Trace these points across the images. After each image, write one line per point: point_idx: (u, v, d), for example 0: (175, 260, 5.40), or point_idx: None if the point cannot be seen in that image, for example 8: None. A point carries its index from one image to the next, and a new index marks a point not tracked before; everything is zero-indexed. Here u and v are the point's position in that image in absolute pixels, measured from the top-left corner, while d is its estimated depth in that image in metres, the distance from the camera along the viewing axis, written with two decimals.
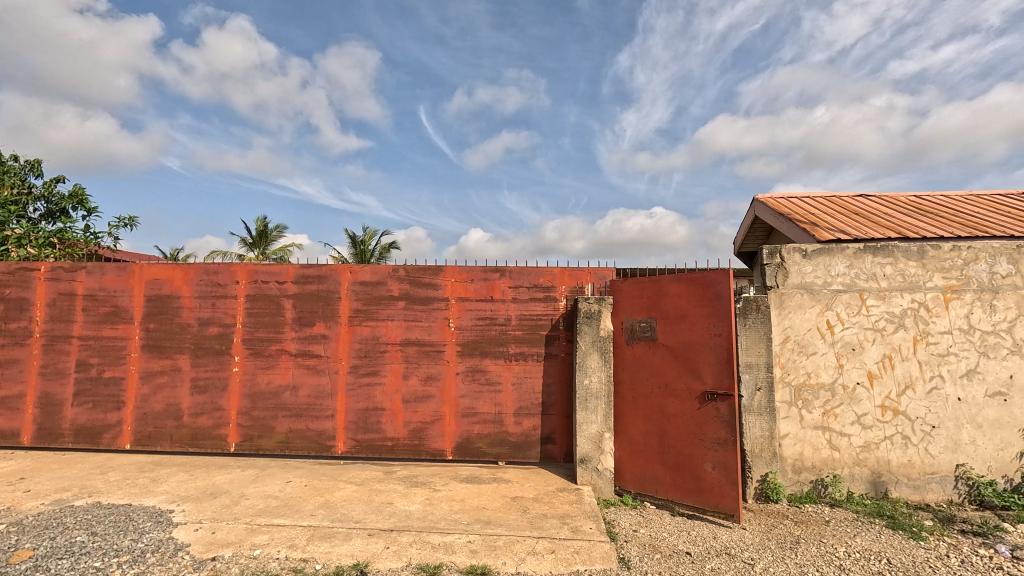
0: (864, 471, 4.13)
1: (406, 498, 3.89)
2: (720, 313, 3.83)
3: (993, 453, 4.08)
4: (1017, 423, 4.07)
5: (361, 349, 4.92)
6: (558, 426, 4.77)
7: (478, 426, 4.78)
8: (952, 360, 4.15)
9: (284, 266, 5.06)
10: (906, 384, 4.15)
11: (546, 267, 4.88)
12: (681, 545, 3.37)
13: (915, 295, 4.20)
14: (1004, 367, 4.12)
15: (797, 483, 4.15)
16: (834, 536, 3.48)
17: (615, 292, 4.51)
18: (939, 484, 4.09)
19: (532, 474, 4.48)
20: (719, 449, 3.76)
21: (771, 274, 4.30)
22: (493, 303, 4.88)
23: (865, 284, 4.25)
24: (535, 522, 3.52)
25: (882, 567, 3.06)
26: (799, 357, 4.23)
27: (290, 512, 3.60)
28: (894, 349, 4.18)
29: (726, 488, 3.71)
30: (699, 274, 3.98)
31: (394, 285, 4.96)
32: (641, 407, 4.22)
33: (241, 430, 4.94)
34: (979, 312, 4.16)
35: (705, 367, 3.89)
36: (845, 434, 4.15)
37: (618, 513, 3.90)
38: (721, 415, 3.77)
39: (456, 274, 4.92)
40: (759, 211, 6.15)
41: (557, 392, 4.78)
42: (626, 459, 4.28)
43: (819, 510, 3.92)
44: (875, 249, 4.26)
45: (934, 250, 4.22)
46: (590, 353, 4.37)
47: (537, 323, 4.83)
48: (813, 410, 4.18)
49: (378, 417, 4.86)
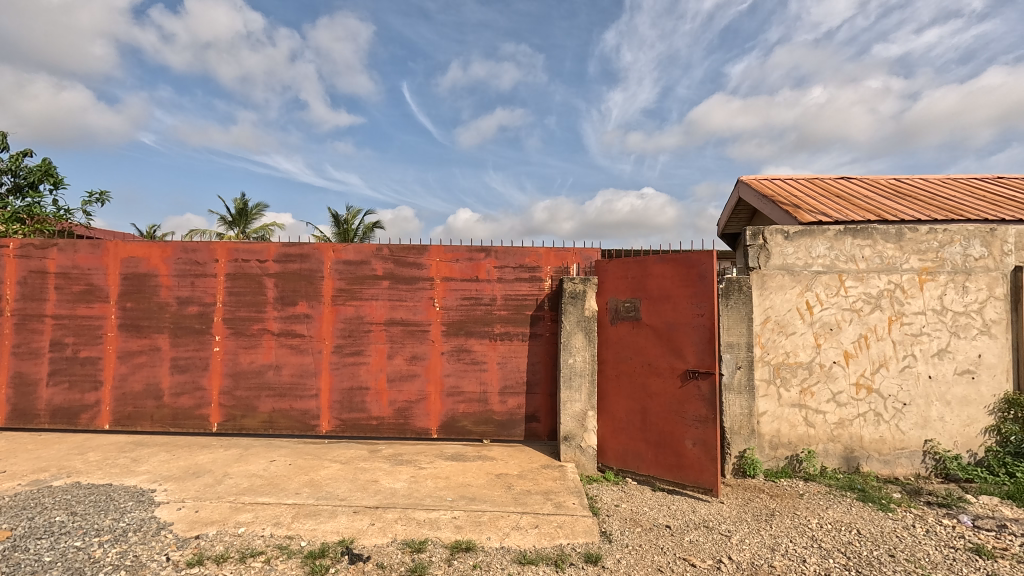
0: (838, 447, 4.27)
1: (391, 476, 3.92)
2: (702, 293, 3.88)
3: (960, 429, 4.23)
4: (983, 400, 4.23)
5: (345, 329, 4.88)
6: (542, 405, 4.81)
7: (463, 405, 4.81)
8: (924, 340, 4.27)
9: (265, 245, 4.96)
10: (880, 363, 4.27)
11: (532, 247, 4.86)
12: (661, 518, 3.46)
13: (892, 277, 4.30)
14: (974, 346, 4.26)
15: (773, 458, 4.28)
16: (807, 508, 3.61)
17: (600, 273, 4.53)
18: (908, 458, 4.24)
19: (516, 452, 4.53)
20: (700, 427, 3.84)
21: (753, 256, 4.36)
22: (479, 283, 4.86)
23: (844, 266, 4.32)
24: (520, 498, 3.57)
25: (851, 538, 3.19)
26: (779, 337, 4.32)
27: (275, 491, 3.61)
28: (871, 329, 4.29)
29: (705, 463, 3.81)
30: (683, 255, 4.00)
31: (378, 264, 4.91)
32: (624, 385, 4.28)
33: (223, 409, 4.90)
34: (952, 293, 4.27)
35: (688, 346, 3.94)
36: (820, 411, 4.27)
37: (601, 489, 3.97)
38: (702, 393, 3.85)
39: (441, 254, 4.89)
40: (743, 192, 6.20)
41: (542, 371, 4.81)
42: (609, 438, 4.35)
43: (793, 484, 4.06)
44: (855, 232, 4.33)
45: (911, 232, 4.31)
46: (575, 333, 4.39)
47: (523, 303, 4.84)
48: (791, 388, 4.29)
49: (362, 396, 4.85)
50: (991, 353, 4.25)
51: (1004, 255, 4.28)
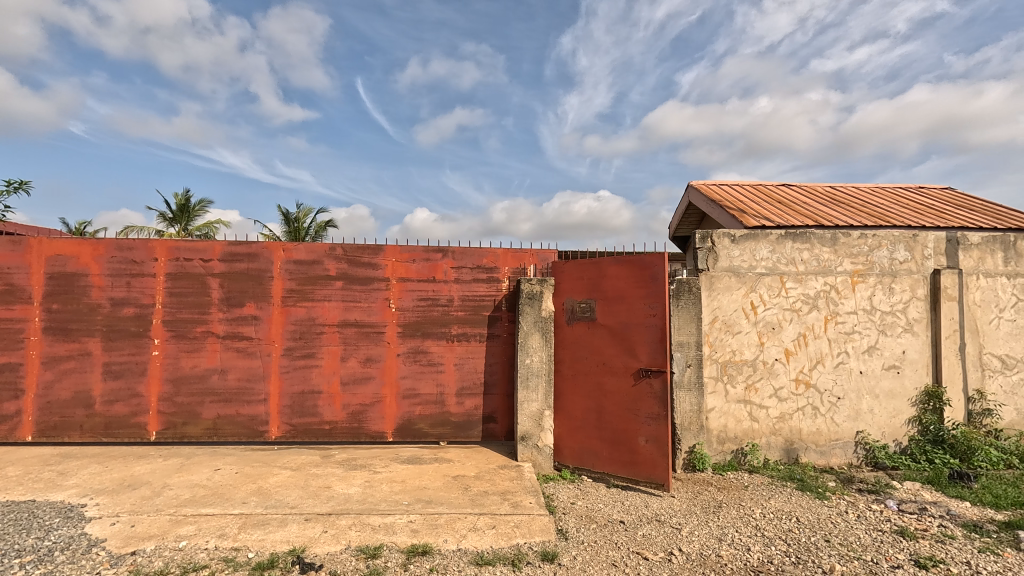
0: (779, 440, 4.50)
1: (345, 482, 3.82)
2: (655, 293, 4.02)
3: (887, 420, 4.56)
4: (906, 393, 4.58)
5: (296, 331, 4.72)
6: (499, 406, 4.81)
7: (420, 407, 4.74)
8: (856, 337, 4.57)
9: (209, 243, 4.73)
10: (817, 359, 4.54)
11: (490, 248, 4.86)
12: (615, 514, 3.54)
13: (827, 278, 4.58)
14: (899, 343, 4.59)
15: (720, 452, 4.46)
16: (751, 499, 3.79)
17: (557, 273, 4.58)
18: (842, 449, 4.53)
19: (473, 454, 4.51)
20: (653, 423, 3.96)
21: (702, 258, 4.53)
22: (436, 283, 4.81)
23: (785, 268, 4.56)
24: (477, 499, 3.57)
25: (792, 525, 3.37)
26: (726, 336, 4.51)
27: (220, 501, 3.44)
28: (809, 328, 4.55)
29: (658, 459, 3.93)
30: (637, 256, 4.12)
31: (332, 264, 4.78)
32: (580, 384, 4.35)
33: (162, 417, 4.63)
34: (880, 294, 4.59)
35: (641, 345, 4.06)
36: (764, 407, 4.49)
37: (557, 487, 4.02)
38: (655, 391, 3.97)
39: (397, 254, 4.81)
40: (693, 197, 6.43)
41: (499, 372, 4.82)
42: (566, 436, 4.40)
43: (739, 476, 4.24)
44: (795, 236, 4.58)
45: (845, 237, 4.60)
46: (532, 334, 4.40)
47: (480, 303, 4.83)
48: (737, 385, 4.49)
49: (314, 400, 4.70)
50: (914, 349, 4.60)
51: (925, 258, 4.64)
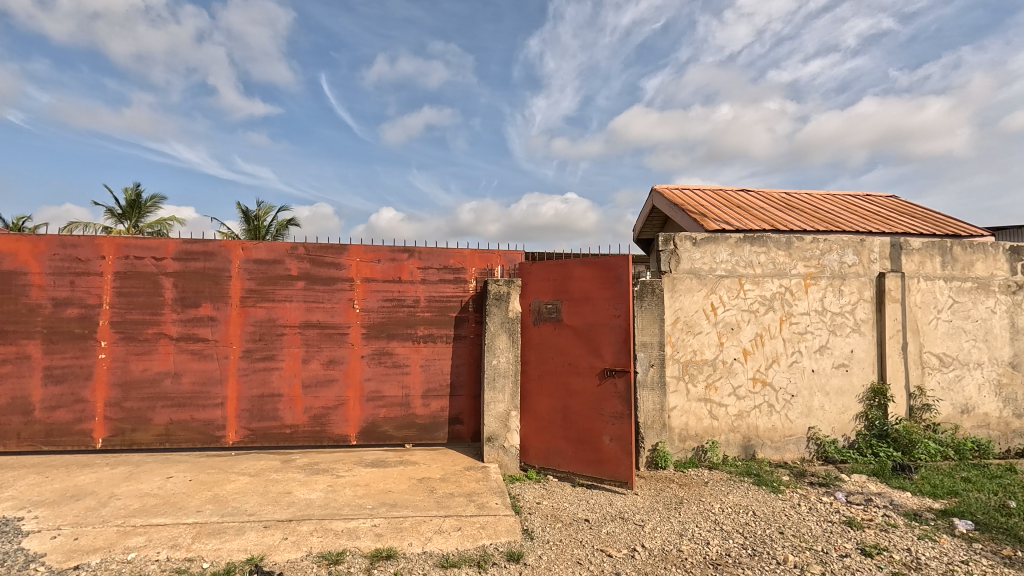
0: (737, 437, 4.65)
1: (306, 487, 3.72)
2: (619, 295, 4.09)
3: (837, 416, 4.78)
4: (854, 390, 4.81)
5: (256, 332, 4.58)
6: (466, 407, 4.79)
7: (385, 409, 4.67)
8: (809, 337, 4.77)
9: (162, 241, 4.53)
10: (773, 358, 4.72)
11: (456, 249, 4.84)
12: (580, 513, 3.58)
13: (782, 281, 4.77)
14: (848, 343, 4.83)
15: (681, 449, 4.57)
16: (711, 494, 3.90)
17: (524, 274, 4.59)
18: (795, 444, 4.72)
19: (439, 456, 4.48)
20: (617, 422, 4.04)
21: (665, 260, 4.64)
22: (401, 284, 4.75)
23: (743, 271, 4.73)
24: (443, 501, 3.54)
25: (748, 518, 3.50)
26: (688, 336, 4.63)
27: (172, 510, 3.29)
28: (765, 328, 4.73)
29: (622, 458, 4.00)
30: (602, 258, 4.19)
31: (293, 263, 4.65)
32: (546, 384, 4.38)
33: (110, 423, 4.40)
34: (831, 296, 4.82)
35: (606, 346, 4.13)
36: (723, 405, 4.64)
37: (523, 487, 4.03)
38: (619, 391, 4.05)
39: (362, 253, 4.73)
40: (657, 200, 6.58)
41: (466, 373, 4.79)
42: (532, 437, 4.42)
43: (700, 473, 4.37)
44: (752, 240, 4.75)
45: (799, 241, 4.80)
46: (499, 335, 4.40)
47: (446, 304, 4.79)
48: (697, 384, 4.62)
49: (274, 403, 4.56)
50: (861, 348, 4.85)
51: (871, 262, 4.90)
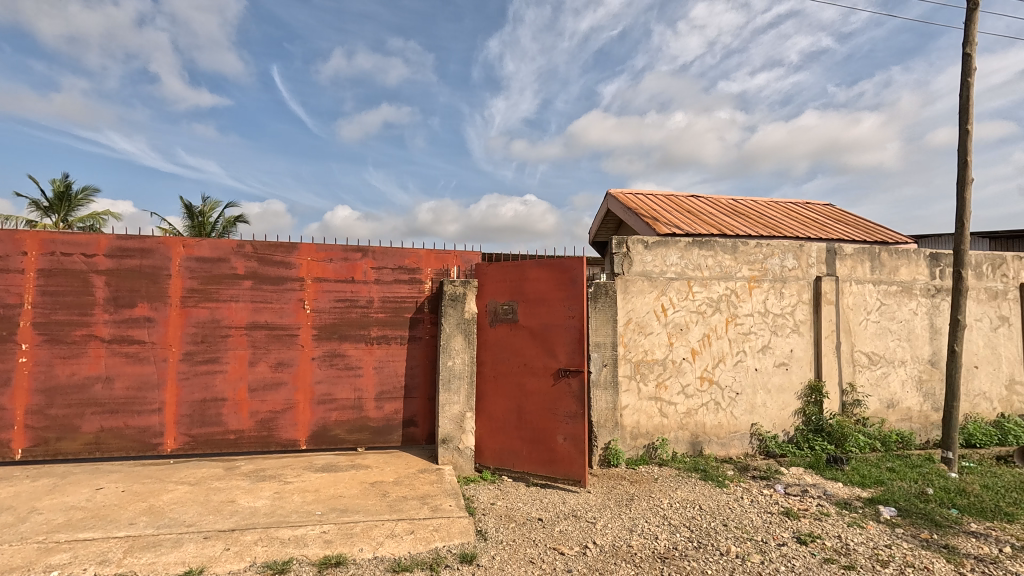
0: (685, 434, 4.82)
1: (251, 494, 3.57)
2: (573, 296, 4.16)
3: (777, 413, 5.03)
4: (793, 387, 5.08)
5: (197, 334, 4.36)
6: (420, 409, 4.73)
7: (336, 413, 4.55)
8: (752, 337, 5.01)
9: (94, 236, 4.25)
10: (719, 358, 4.92)
11: (412, 249, 4.78)
12: (534, 512, 3.62)
13: (728, 283, 4.98)
14: (788, 343, 5.09)
15: (633, 447, 4.69)
16: (660, 490, 4.03)
17: (480, 275, 4.59)
18: (739, 440, 4.94)
19: (393, 459, 4.41)
20: (571, 422, 4.10)
21: (618, 262, 4.75)
22: (355, 284, 4.65)
23: (692, 274, 4.90)
24: (395, 505, 3.49)
25: (695, 512, 3.63)
26: (639, 336, 4.76)
27: (102, 524, 3.09)
28: (712, 329, 4.92)
29: (575, 456, 4.07)
30: (557, 260, 4.24)
31: (239, 262, 4.46)
32: (501, 385, 4.39)
33: (31, 433, 4.09)
34: (772, 298, 5.07)
35: (560, 346, 4.19)
36: (672, 403, 4.79)
37: (478, 489, 4.03)
38: (573, 390, 4.12)
39: (313, 252, 4.59)
40: (612, 204, 6.73)
41: (421, 374, 4.73)
42: (487, 438, 4.41)
43: (650, 469, 4.49)
44: (700, 244, 4.94)
45: (743, 246, 5.03)
46: (454, 336, 4.38)
47: (401, 305, 4.72)
48: (648, 383, 4.75)
49: (217, 408, 4.36)
50: (800, 348, 5.12)
51: (809, 266, 5.18)
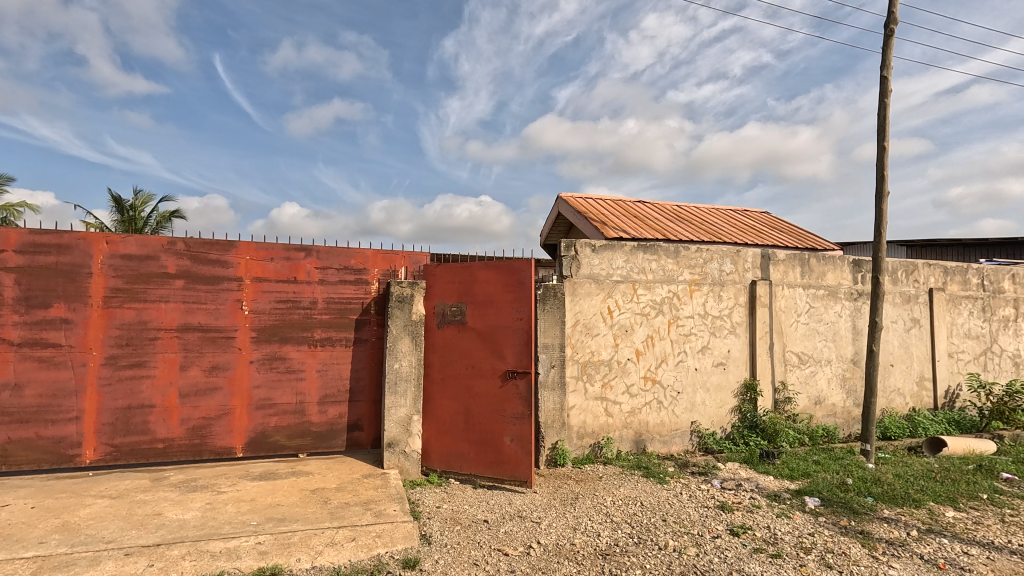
0: (630, 432, 4.95)
1: (180, 506, 3.38)
2: (522, 298, 4.19)
3: (715, 410, 5.26)
4: (730, 386, 5.33)
5: (122, 336, 4.08)
6: (366, 413, 4.61)
7: (276, 418, 4.38)
8: (693, 338, 5.21)
9: (2, 231, 3.90)
10: (662, 358, 5.10)
11: (358, 249, 4.67)
12: (480, 514, 3.61)
13: (671, 286, 5.16)
14: (726, 343, 5.33)
15: (579, 447, 4.77)
16: (604, 488, 4.12)
17: (428, 277, 4.53)
18: (680, 437, 5.12)
19: (336, 464, 4.28)
20: (518, 423, 4.14)
21: (567, 265, 4.82)
22: (297, 284, 4.49)
23: (637, 277, 5.05)
24: (337, 512, 3.39)
25: (636, 509, 3.74)
26: (586, 338, 4.85)
27: (7, 544, 2.84)
28: (655, 330, 5.09)
29: (521, 457, 4.11)
30: (506, 262, 4.27)
31: (170, 260, 4.22)
32: (448, 387, 4.36)
33: None
34: (711, 301, 5.30)
35: (508, 348, 4.21)
36: (618, 402, 4.92)
37: (423, 492, 3.98)
38: (520, 392, 4.15)
39: (252, 251, 4.40)
40: (562, 207, 6.83)
41: (366, 377, 4.62)
42: (433, 441, 4.37)
43: (595, 468, 4.59)
44: (645, 248, 5.10)
45: (685, 250, 5.23)
46: (401, 338, 4.31)
47: (347, 306, 4.60)
48: (595, 384, 4.85)
49: (144, 416, 4.10)
50: (736, 348, 5.38)
51: (745, 271, 5.45)
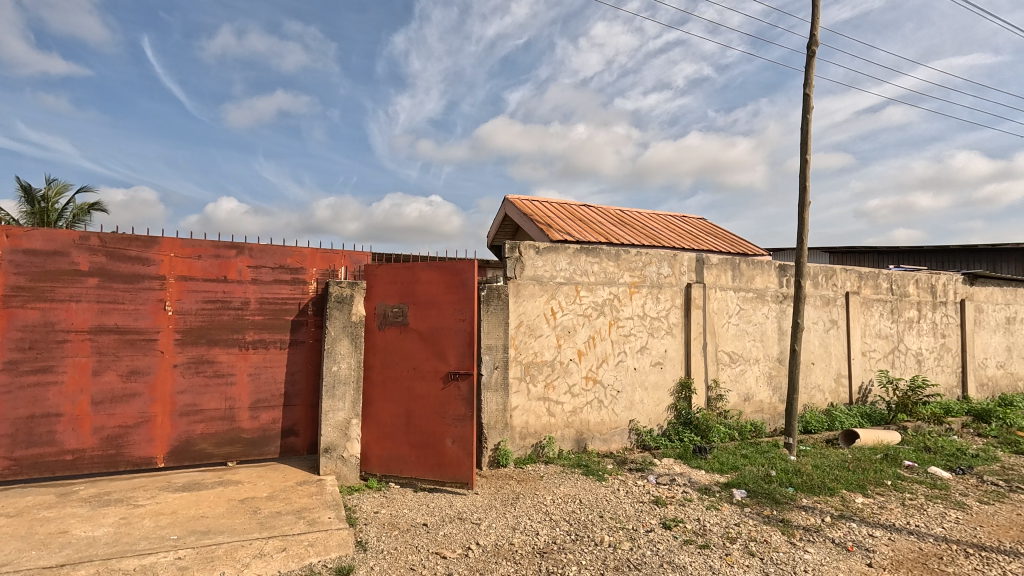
0: (571, 432, 5.04)
1: (90, 522, 3.13)
2: (464, 299, 4.19)
3: (653, 408, 5.45)
4: (667, 384, 5.54)
5: (24, 340, 3.74)
6: (301, 418, 4.44)
7: (202, 425, 4.14)
8: (632, 339, 5.38)
9: None
10: (603, 358, 5.23)
11: (294, 247, 4.49)
12: (419, 518, 3.57)
13: (612, 288, 5.30)
14: (663, 344, 5.54)
15: (522, 447, 4.80)
16: (545, 487, 4.18)
17: (369, 277, 4.43)
18: (620, 435, 5.27)
19: (268, 472, 4.10)
20: (459, 424, 4.12)
21: (511, 266, 4.85)
22: (227, 284, 4.27)
23: (579, 279, 5.15)
24: (267, 521, 3.25)
25: (575, 506, 3.81)
26: (530, 339, 4.90)
27: None
28: (597, 331, 5.21)
29: (463, 459, 4.10)
30: (448, 263, 4.24)
31: (82, 257, 3.90)
32: (389, 390, 4.28)
33: None
34: (650, 303, 5.49)
35: (451, 349, 4.19)
36: (560, 402, 5.00)
37: (361, 498, 3.88)
38: (462, 393, 4.14)
39: (177, 248, 4.15)
40: (509, 209, 6.87)
41: (302, 381, 4.45)
42: (373, 445, 4.27)
43: (537, 468, 4.64)
44: (587, 251, 5.21)
45: (626, 254, 5.39)
46: (340, 339, 4.19)
47: (281, 307, 4.42)
48: (538, 384, 4.91)
49: (50, 426, 3.77)
50: (673, 348, 5.60)
51: (682, 274, 5.69)
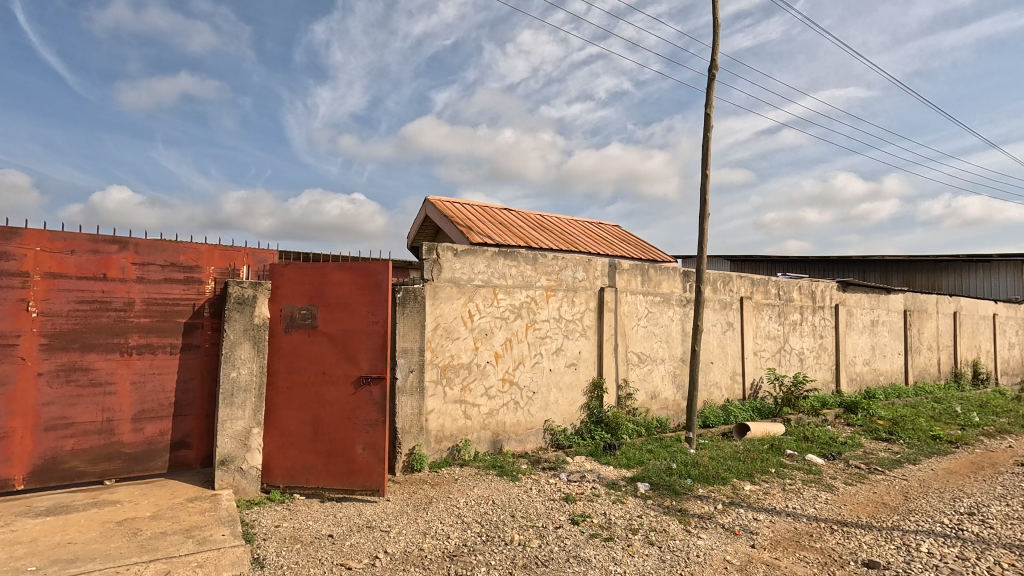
0: (487, 433, 5.07)
1: None
2: (378, 301, 4.09)
3: (567, 408, 5.62)
4: (580, 384, 5.74)
5: None
6: (194, 429, 4.10)
7: (73, 441, 3.70)
8: (548, 341, 5.52)
9: None
10: (519, 360, 5.31)
11: (189, 244, 4.14)
12: (324, 529, 3.42)
13: (529, 291, 5.41)
14: (577, 345, 5.74)
15: (437, 451, 4.76)
16: (458, 490, 4.17)
17: (274, 277, 4.17)
18: (535, 435, 5.38)
19: (153, 490, 3.74)
20: (370, 430, 4.02)
21: (428, 268, 4.80)
22: (107, 283, 3.85)
23: (497, 282, 5.21)
24: (149, 543, 2.96)
25: (488, 507, 3.84)
26: (446, 341, 4.87)
27: None
28: (513, 333, 5.29)
29: (374, 465, 4.00)
30: (361, 264, 4.12)
31: None
32: (295, 396, 4.06)
33: None
34: (565, 306, 5.67)
35: (362, 353, 4.06)
36: (476, 404, 5.01)
37: (262, 512, 3.65)
38: (374, 398, 4.03)
39: (45, 242, 3.68)
40: (429, 211, 6.79)
41: (196, 389, 4.11)
42: (276, 455, 4.03)
43: (451, 471, 4.61)
44: (505, 254, 5.28)
45: (543, 258, 5.53)
46: (240, 343, 3.90)
47: (173, 308, 4.05)
48: (454, 387, 4.89)
49: None
50: (586, 350, 5.81)
51: (595, 278, 5.93)
